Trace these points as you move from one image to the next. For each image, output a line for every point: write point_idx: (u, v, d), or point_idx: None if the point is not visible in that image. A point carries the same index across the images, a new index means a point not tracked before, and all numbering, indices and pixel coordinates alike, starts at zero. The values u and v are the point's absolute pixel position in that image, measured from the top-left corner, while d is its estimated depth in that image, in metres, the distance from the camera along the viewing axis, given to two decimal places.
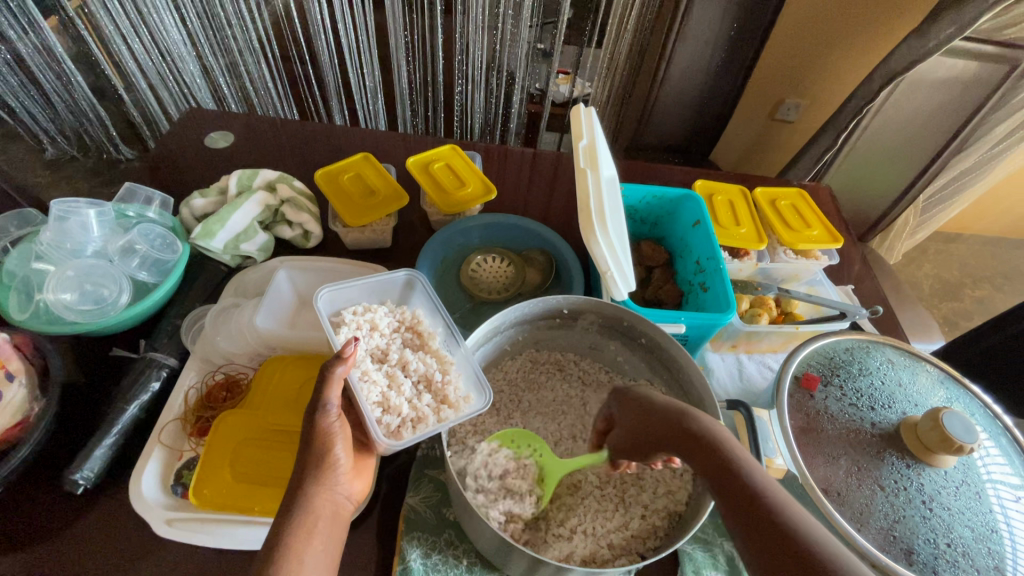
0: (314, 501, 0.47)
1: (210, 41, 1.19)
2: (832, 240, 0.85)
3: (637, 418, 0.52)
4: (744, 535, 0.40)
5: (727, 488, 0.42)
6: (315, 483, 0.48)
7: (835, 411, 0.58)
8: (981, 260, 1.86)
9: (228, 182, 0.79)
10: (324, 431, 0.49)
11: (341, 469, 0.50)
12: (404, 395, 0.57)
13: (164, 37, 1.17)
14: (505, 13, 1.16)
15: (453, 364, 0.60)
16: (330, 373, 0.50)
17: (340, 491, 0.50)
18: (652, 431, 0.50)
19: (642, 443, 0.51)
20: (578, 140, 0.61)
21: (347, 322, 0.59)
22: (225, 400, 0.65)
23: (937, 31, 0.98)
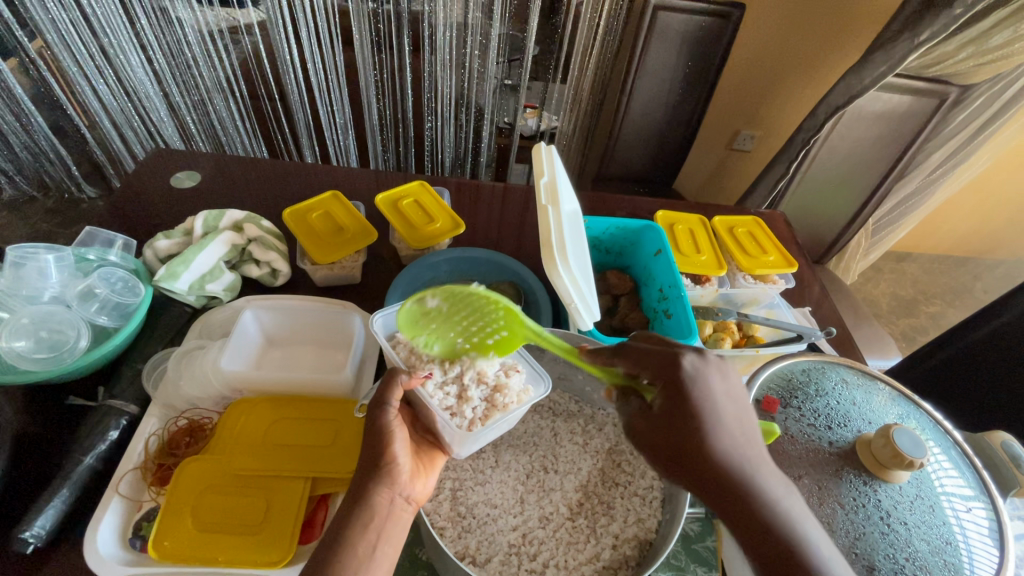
0: (374, 499, 0.49)
1: (177, 80, 1.20)
2: (787, 265, 0.89)
3: (694, 425, 0.45)
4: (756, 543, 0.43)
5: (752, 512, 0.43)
6: (375, 485, 0.50)
7: (795, 432, 0.60)
8: (931, 277, 1.97)
9: (194, 223, 0.79)
10: (383, 428, 0.52)
11: (402, 471, 0.52)
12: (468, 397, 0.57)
13: (131, 77, 1.18)
14: (471, 53, 1.21)
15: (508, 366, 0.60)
16: (393, 381, 0.53)
17: (400, 493, 0.51)
18: (705, 448, 0.44)
19: (684, 446, 0.45)
20: (540, 177, 0.64)
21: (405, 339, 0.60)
22: (188, 445, 0.63)
23: (871, 69, 1.07)
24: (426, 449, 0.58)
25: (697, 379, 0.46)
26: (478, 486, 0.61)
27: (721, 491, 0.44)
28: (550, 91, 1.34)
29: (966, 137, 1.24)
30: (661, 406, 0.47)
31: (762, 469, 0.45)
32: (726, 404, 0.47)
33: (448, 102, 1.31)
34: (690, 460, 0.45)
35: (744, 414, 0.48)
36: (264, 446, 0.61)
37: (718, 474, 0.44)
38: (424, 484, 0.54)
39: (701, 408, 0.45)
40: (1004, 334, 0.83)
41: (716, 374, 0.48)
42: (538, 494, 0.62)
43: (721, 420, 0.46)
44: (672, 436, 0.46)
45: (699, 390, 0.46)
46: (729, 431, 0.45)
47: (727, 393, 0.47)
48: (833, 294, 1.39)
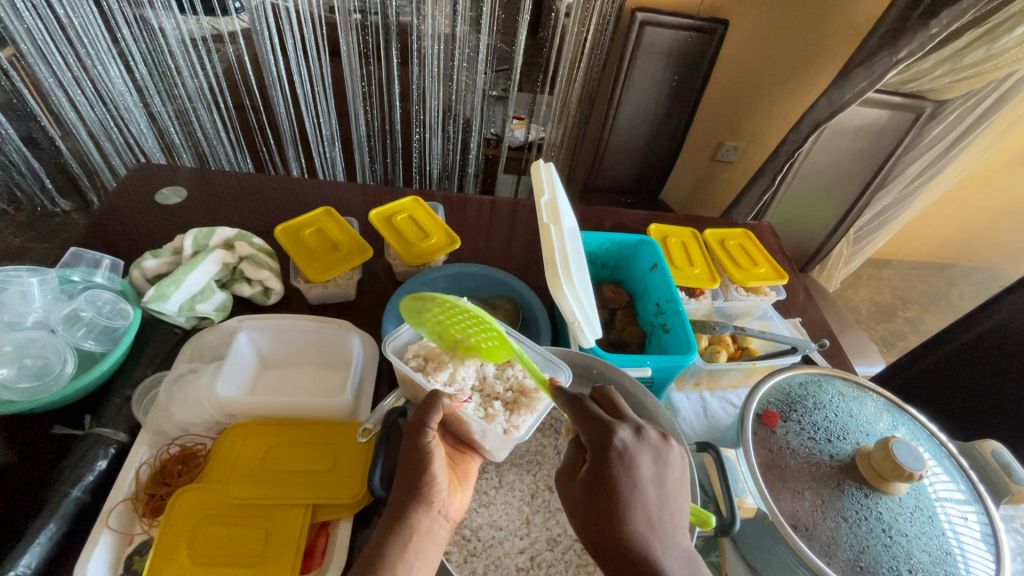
0: (414, 520, 0.49)
1: (157, 90, 1.18)
2: (778, 277, 0.91)
3: (614, 494, 0.45)
4: None
5: None
6: (410, 505, 0.50)
7: (797, 446, 0.60)
8: (907, 284, 2.03)
9: (183, 241, 0.77)
10: (424, 452, 0.51)
11: (440, 488, 0.51)
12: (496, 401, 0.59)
13: (110, 89, 1.15)
14: (459, 66, 1.22)
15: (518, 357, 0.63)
16: (434, 406, 0.52)
17: (438, 510, 0.51)
18: (617, 520, 0.45)
19: (597, 516, 0.45)
20: (540, 196, 0.64)
21: (415, 357, 0.61)
22: (181, 473, 0.61)
23: (852, 85, 1.10)
24: (459, 463, 0.58)
25: (625, 456, 0.47)
26: (482, 507, 0.60)
27: (623, 569, 0.44)
28: (538, 103, 1.36)
29: (941, 150, 1.29)
30: (588, 473, 0.47)
31: (675, 553, 0.45)
32: (652, 488, 0.46)
33: (437, 113, 1.31)
34: (599, 531, 0.45)
35: (674, 499, 0.47)
36: (262, 472, 0.60)
37: (624, 551, 0.44)
38: (459, 501, 0.54)
39: (624, 485, 0.46)
40: (985, 340, 0.86)
41: (649, 457, 0.48)
42: (544, 514, 0.61)
43: (641, 500, 0.46)
44: (591, 502, 0.46)
45: (626, 469, 0.46)
46: (648, 512, 0.45)
47: (657, 478, 0.47)
48: (820, 302, 1.43)
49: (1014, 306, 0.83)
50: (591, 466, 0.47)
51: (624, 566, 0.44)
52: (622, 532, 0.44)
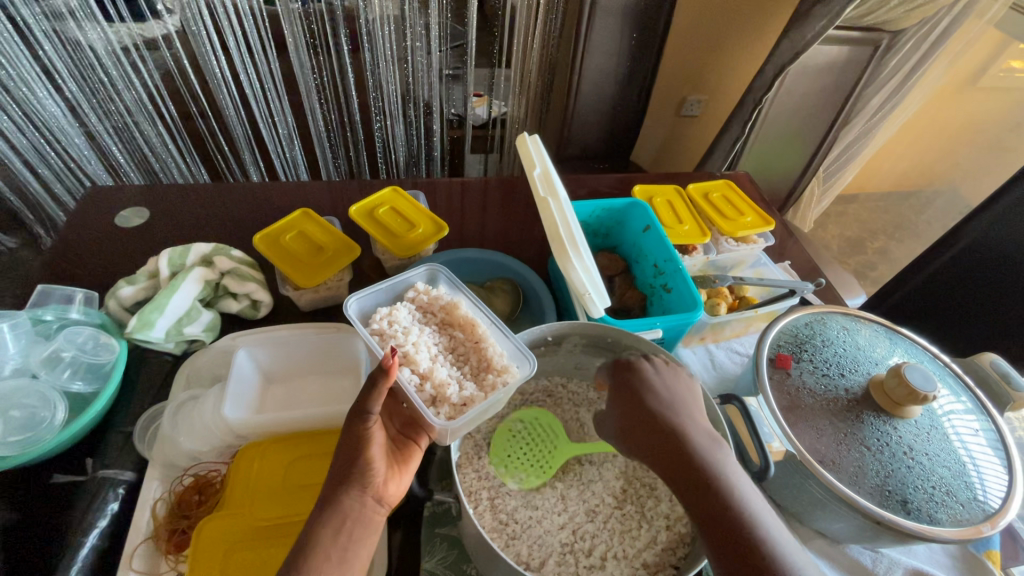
0: (344, 504, 0.48)
1: (92, 106, 1.09)
2: (765, 224, 0.92)
3: (633, 403, 0.55)
4: (692, 494, 0.48)
5: (684, 472, 0.49)
6: (346, 488, 0.49)
7: (812, 385, 0.62)
8: (872, 215, 2.12)
9: (157, 263, 0.72)
10: (361, 436, 0.51)
11: (374, 472, 0.50)
12: (448, 378, 0.58)
13: (40, 111, 1.08)
14: (413, 46, 1.18)
15: (488, 333, 0.62)
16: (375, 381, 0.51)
17: (375, 497, 0.50)
18: (643, 421, 0.54)
19: (630, 427, 0.55)
20: (532, 169, 0.63)
21: (377, 321, 0.60)
22: (200, 504, 0.59)
23: (812, 24, 1.09)
24: (404, 449, 0.56)
25: (635, 372, 0.58)
26: (515, 490, 0.60)
27: (663, 460, 0.51)
28: (497, 76, 1.33)
29: (899, 81, 1.31)
30: (614, 400, 0.58)
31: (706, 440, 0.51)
32: (666, 392, 0.56)
33: (395, 100, 1.26)
34: (647, 425, 0.53)
35: (689, 403, 0.56)
36: (286, 489, 0.58)
37: (669, 444, 0.51)
38: (398, 483, 0.52)
39: (641, 395, 0.56)
40: (965, 259, 0.89)
41: (656, 374, 0.58)
42: (577, 488, 0.61)
43: (657, 400, 0.55)
44: (622, 419, 0.56)
45: (638, 383, 0.56)
46: (666, 409, 0.54)
47: (669, 386, 0.57)
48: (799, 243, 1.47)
49: (989, 222, 0.86)
50: (614, 396, 0.58)
51: (665, 458, 0.51)
52: (651, 430, 0.53)
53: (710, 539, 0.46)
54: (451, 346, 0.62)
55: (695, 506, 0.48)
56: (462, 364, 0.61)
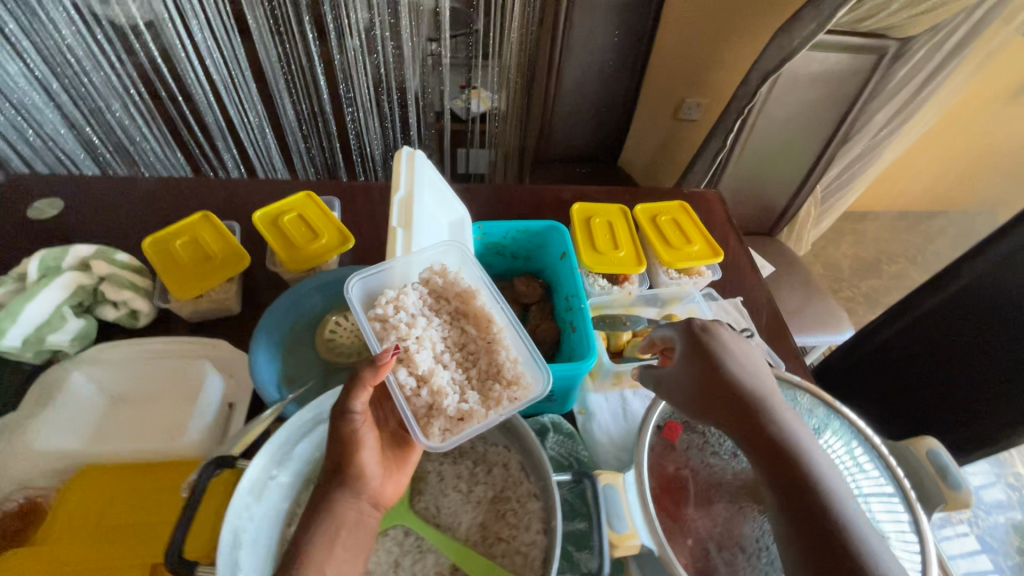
0: (339, 510, 0.45)
1: (72, 89, 1.01)
2: (712, 255, 0.83)
3: (713, 364, 0.51)
4: (775, 466, 0.45)
5: (770, 442, 0.46)
6: (337, 493, 0.45)
7: (695, 465, 0.54)
8: (890, 235, 1.95)
9: (27, 265, 0.69)
10: (351, 437, 0.46)
11: (371, 478, 0.48)
12: (447, 384, 0.51)
13: (13, 90, 0.96)
14: (381, 35, 1.09)
15: (504, 333, 0.54)
16: (363, 376, 0.47)
17: (365, 501, 0.48)
18: (723, 385, 0.50)
19: (706, 388, 0.51)
20: (396, 193, 0.58)
21: (380, 305, 0.53)
22: (18, 533, 0.54)
23: (800, 28, 0.96)
24: (401, 446, 0.54)
25: (712, 337, 0.54)
26: None
27: (744, 425, 0.48)
28: (476, 68, 1.21)
29: (910, 93, 1.16)
30: (684, 358, 0.53)
31: (790, 419, 0.48)
32: (743, 364, 0.52)
33: (368, 92, 1.18)
34: (727, 394, 0.49)
35: (764, 379, 0.52)
36: (100, 533, 0.53)
37: (752, 420, 0.47)
38: (393, 485, 0.51)
39: (719, 363, 0.52)
40: None
41: (733, 342, 0.54)
42: (414, 557, 0.53)
43: (739, 368, 0.51)
44: (695, 380, 0.51)
45: (718, 349, 0.53)
46: (746, 377, 0.51)
47: (747, 359, 0.53)
48: (789, 267, 1.35)
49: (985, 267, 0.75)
50: (685, 356, 0.54)
51: (746, 428, 0.48)
52: (733, 399, 0.49)
53: (795, 522, 0.42)
54: (461, 342, 0.55)
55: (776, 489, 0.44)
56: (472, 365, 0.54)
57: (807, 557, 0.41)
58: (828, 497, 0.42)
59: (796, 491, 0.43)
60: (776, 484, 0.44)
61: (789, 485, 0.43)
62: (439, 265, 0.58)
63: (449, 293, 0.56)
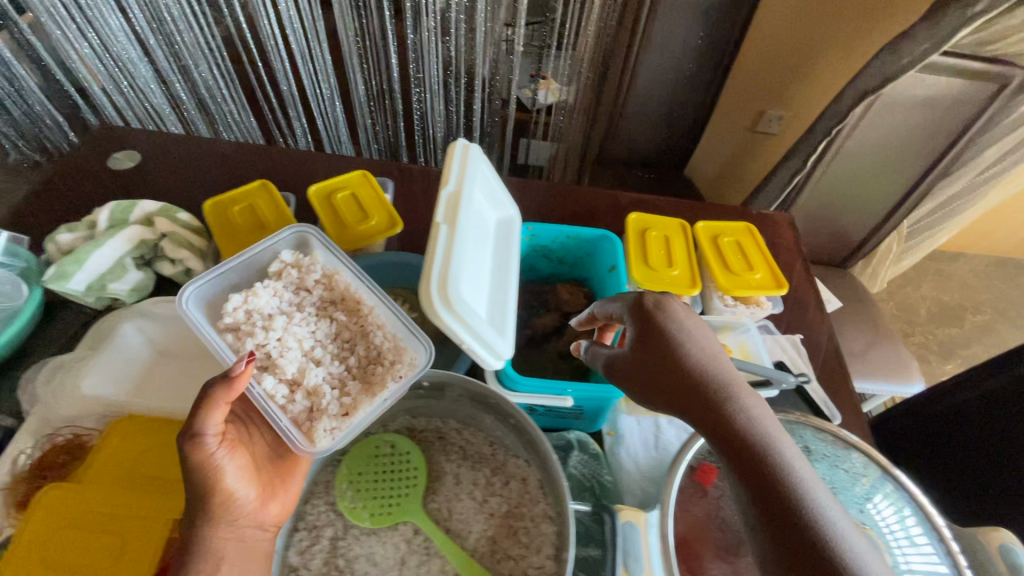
0: (211, 543, 0.44)
1: (163, 48, 1.07)
2: (776, 286, 0.77)
3: (665, 347, 0.48)
4: (737, 454, 0.41)
5: (725, 428, 0.42)
6: (201, 524, 0.44)
7: (728, 515, 0.50)
8: (979, 281, 1.78)
9: (99, 215, 0.73)
10: (204, 464, 0.44)
11: (242, 503, 0.47)
12: (321, 376, 0.54)
13: (113, 43, 1.04)
14: (456, 18, 1.06)
15: (379, 316, 0.59)
16: (212, 397, 0.44)
17: (247, 526, 0.47)
18: (676, 368, 0.46)
19: (659, 373, 0.47)
20: (444, 186, 0.54)
21: (229, 314, 0.54)
22: (64, 465, 0.59)
23: (910, 47, 0.87)
24: (279, 459, 0.53)
25: (665, 316, 0.50)
26: (365, 537, 0.54)
27: (700, 411, 0.44)
28: (546, 57, 1.17)
29: None
30: (636, 342, 0.50)
31: (752, 402, 0.44)
32: (700, 344, 0.48)
33: (437, 74, 1.17)
34: (681, 379, 0.46)
35: (724, 360, 0.47)
36: (131, 479, 0.57)
37: (708, 406, 0.43)
38: (278, 505, 0.50)
39: (670, 345, 0.48)
40: None
41: (689, 318, 0.50)
42: (420, 558, 0.53)
43: (695, 350, 0.47)
44: (650, 366, 0.48)
45: (668, 328, 0.49)
46: (703, 359, 0.47)
47: (705, 337, 0.49)
48: (860, 304, 1.25)
49: None
50: (637, 339, 0.50)
51: (701, 416, 0.44)
52: (686, 383, 0.45)
53: (758, 506, 0.38)
54: (334, 331, 0.58)
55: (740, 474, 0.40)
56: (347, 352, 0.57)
57: (773, 543, 0.37)
58: (789, 485, 0.38)
59: (757, 478, 0.39)
60: (736, 470, 0.41)
61: (745, 472, 0.40)
62: (290, 258, 0.60)
63: (307, 286, 0.59)
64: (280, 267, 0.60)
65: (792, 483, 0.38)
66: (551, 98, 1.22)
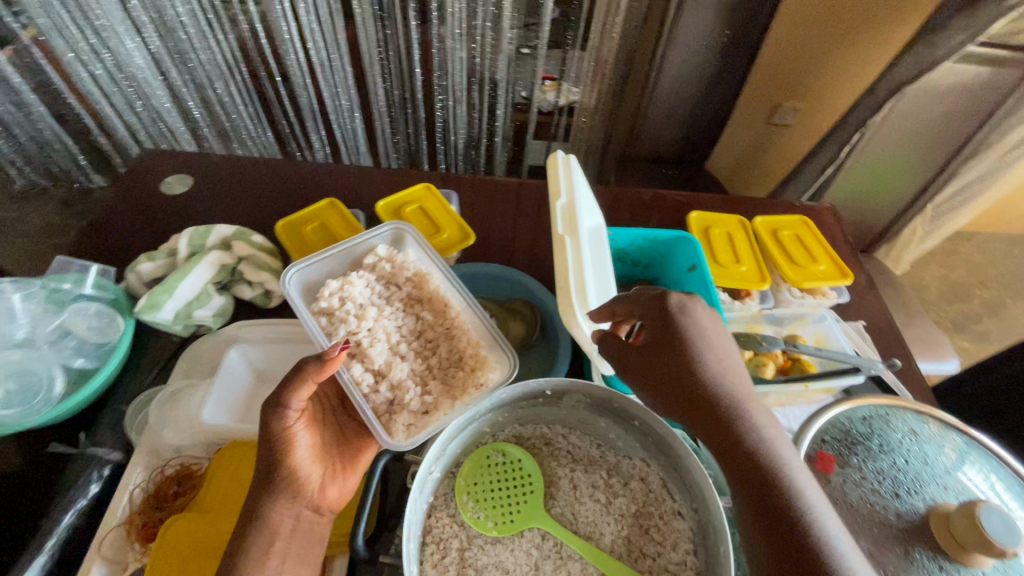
0: (273, 515, 0.50)
1: (172, 59, 1.08)
2: (841, 276, 0.79)
3: (682, 356, 0.47)
4: (747, 477, 0.43)
5: (739, 448, 0.43)
6: (270, 498, 0.50)
7: (854, 500, 0.52)
8: (985, 259, 1.84)
9: (178, 242, 0.72)
10: (282, 432, 0.50)
11: (309, 480, 0.53)
12: (403, 376, 0.57)
13: (128, 62, 1.07)
14: (483, 25, 1.06)
15: (463, 318, 0.62)
16: (300, 374, 0.50)
17: (309, 503, 0.52)
18: (693, 382, 0.46)
19: (673, 382, 0.47)
20: (557, 198, 0.58)
21: (325, 299, 0.60)
22: (177, 495, 0.59)
23: (947, 39, 0.90)
24: (351, 447, 0.58)
25: (685, 321, 0.49)
26: (490, 546, 0.55)
27: (712, 426, 0.45)
28: (569, 60, 1.17)
29: None
30: (650, 346, 0.49)
31: (763, 421, 0.45)
32: (712, 353, 0.48)
33: (461, 79, 1.15)
34: (696, 391, 0.46)
35: (738, 371, 0.48)
36: None
37: (723, 424, 0.44)
38: (338, 489, 0.55)
39: (687, 356, 0.47)
40: None
41: (703, 322, 0.50)
42: (555, 561, 0.54)
43: (710, 362, 0.47)
44: (662, 372, 0.48)
45: (685, 336, 0.48)
46: (719, 372, 0.47)
47: (719, 343, 0.49)
48: (889, 288, 1.29)
49: None
50: (649, 343, 0.49)
51: (713, 431, 0.45)
52: (697, 397, 0.46)
53: (767, 530, 0.41)
54: (418, 328, 0.62)
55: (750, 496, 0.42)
56: (429, 350, 0.60)
57: (778, 567, 0.40)
58: (799, 511, 0.41)
59: (765, 503, 0.41)
60: (747, 492, 0.43)
61: (756, 495, 0.42)
62: (385, 253, 0.66)
63: (399, 279, 0.64)
64: (374, 260, 0.65)
65: (800, 511, 0.41)
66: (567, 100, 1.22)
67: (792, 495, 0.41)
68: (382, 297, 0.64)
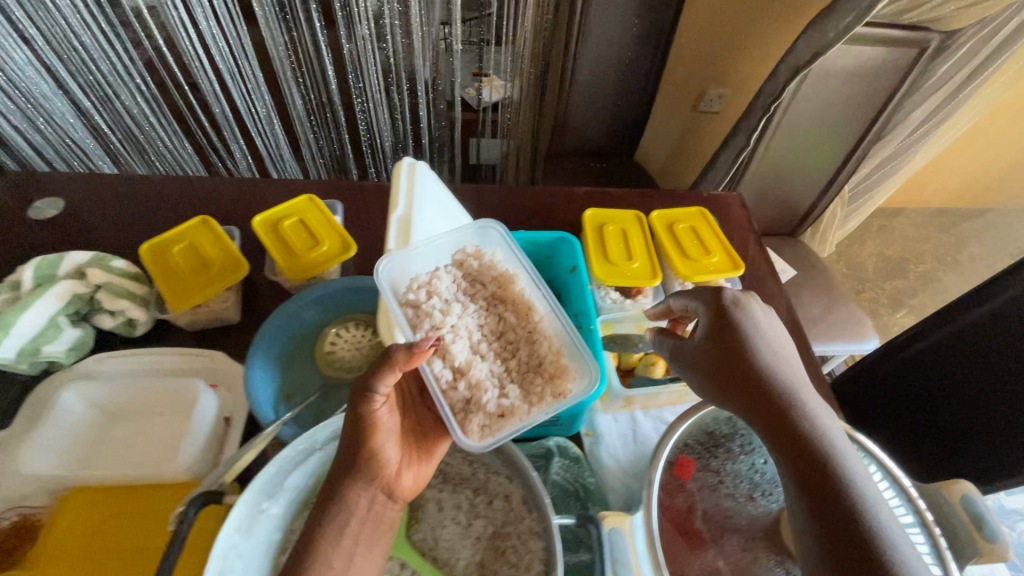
0: (348, 498, 0.47)
1: (72, 76, 0.85)
2: (733, 268, 0.78)
3: (734, 341, 0.50)
4: (790, 445, 0.43)
5: (784, 420, 0.44)
6: (350, 482, 0.48)
7: (709, 505, 0.51)
8: (918, 234, 1.88)
9: (22, 274, 0.67)
10: (369, 417, 0.48)
11: (389, 466, 0.50)
12: (484, 375, 0.57)
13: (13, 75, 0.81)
14: (390, 24, 0.92)
15: (544, 319, 0.62)
16: (392, 360, 0.47)
17: (380, 490, 0.49)
18: (744, 363, 0.48)
19: (724, 365, 0.50)
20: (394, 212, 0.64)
21: (417, 291, 0.60)
22: (16, 548, 0.54)
23: (836, 21, 0.89)
24: (427, 438, 0.55)
25: (741, 311, 0.52)
26: None
27: (757, 400, 0.46)
28: (487, 55, 1.10)
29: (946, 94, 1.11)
30: (706, 334, 0.52)
31: (818, 406, 0.46)
32: (771, 344, 0.50)
33: (379, 83, 1.00)
34: (740, 372, 0.48)
35: (795, 364, 0.50)
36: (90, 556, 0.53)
37: (769, 398, 0.46)
38: (412, 479, 0.52)
39: (741, 342, 0.50)
40: None
41: (763, 317, 0.53)
42: None
43: (767, 351, 0.49)
44: (715, 356, 0.51)
45: (740, 327, 0.51)
46: (772, 358, 0.49)
47: (777, 338, 0.51)
48: (813, 270, 1.29)
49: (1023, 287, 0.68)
50: (705, 332, 0.53)
51: (757, 410, 0.46)
52: (742, 377, 0.48)
53: (807, 495, 0.40)
54: (498, 328, 0.62)
55: (789, 457, 0.43)
56: (509, 351, 0.60)
57: (815, 527, 0.39)
58: (845, 481, 0.40)
59: (811, 470, 0.41)
60: (788, 460, 0.43)
61: (797, 462, 0.42)
62: (472, 250, 0.66)
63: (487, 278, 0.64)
64: (462, 257, 0.66)
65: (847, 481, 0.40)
66: (496, 95, 1.14)
67: (839, 466, 0.41)
68: (466, 295, 0.64)
